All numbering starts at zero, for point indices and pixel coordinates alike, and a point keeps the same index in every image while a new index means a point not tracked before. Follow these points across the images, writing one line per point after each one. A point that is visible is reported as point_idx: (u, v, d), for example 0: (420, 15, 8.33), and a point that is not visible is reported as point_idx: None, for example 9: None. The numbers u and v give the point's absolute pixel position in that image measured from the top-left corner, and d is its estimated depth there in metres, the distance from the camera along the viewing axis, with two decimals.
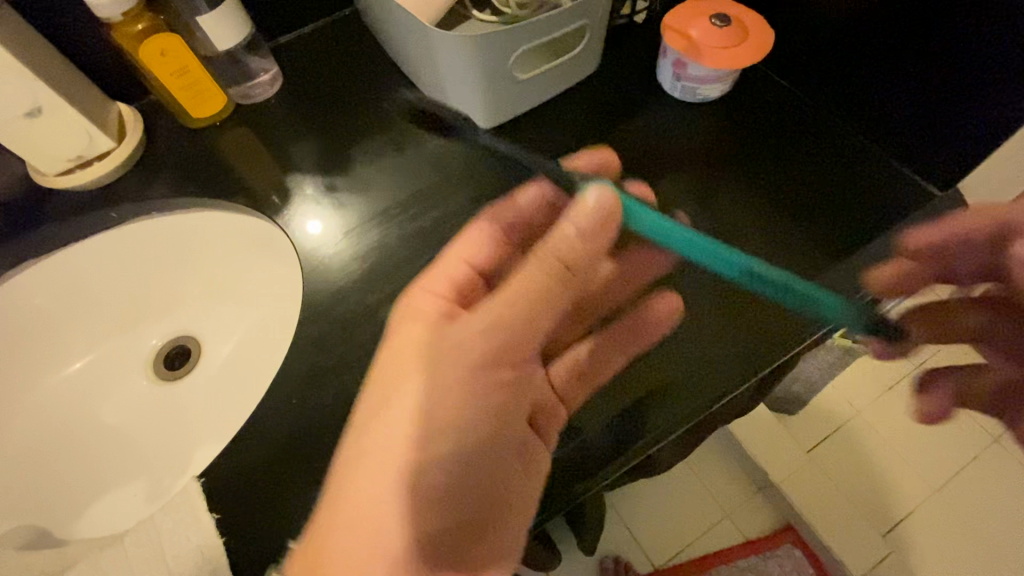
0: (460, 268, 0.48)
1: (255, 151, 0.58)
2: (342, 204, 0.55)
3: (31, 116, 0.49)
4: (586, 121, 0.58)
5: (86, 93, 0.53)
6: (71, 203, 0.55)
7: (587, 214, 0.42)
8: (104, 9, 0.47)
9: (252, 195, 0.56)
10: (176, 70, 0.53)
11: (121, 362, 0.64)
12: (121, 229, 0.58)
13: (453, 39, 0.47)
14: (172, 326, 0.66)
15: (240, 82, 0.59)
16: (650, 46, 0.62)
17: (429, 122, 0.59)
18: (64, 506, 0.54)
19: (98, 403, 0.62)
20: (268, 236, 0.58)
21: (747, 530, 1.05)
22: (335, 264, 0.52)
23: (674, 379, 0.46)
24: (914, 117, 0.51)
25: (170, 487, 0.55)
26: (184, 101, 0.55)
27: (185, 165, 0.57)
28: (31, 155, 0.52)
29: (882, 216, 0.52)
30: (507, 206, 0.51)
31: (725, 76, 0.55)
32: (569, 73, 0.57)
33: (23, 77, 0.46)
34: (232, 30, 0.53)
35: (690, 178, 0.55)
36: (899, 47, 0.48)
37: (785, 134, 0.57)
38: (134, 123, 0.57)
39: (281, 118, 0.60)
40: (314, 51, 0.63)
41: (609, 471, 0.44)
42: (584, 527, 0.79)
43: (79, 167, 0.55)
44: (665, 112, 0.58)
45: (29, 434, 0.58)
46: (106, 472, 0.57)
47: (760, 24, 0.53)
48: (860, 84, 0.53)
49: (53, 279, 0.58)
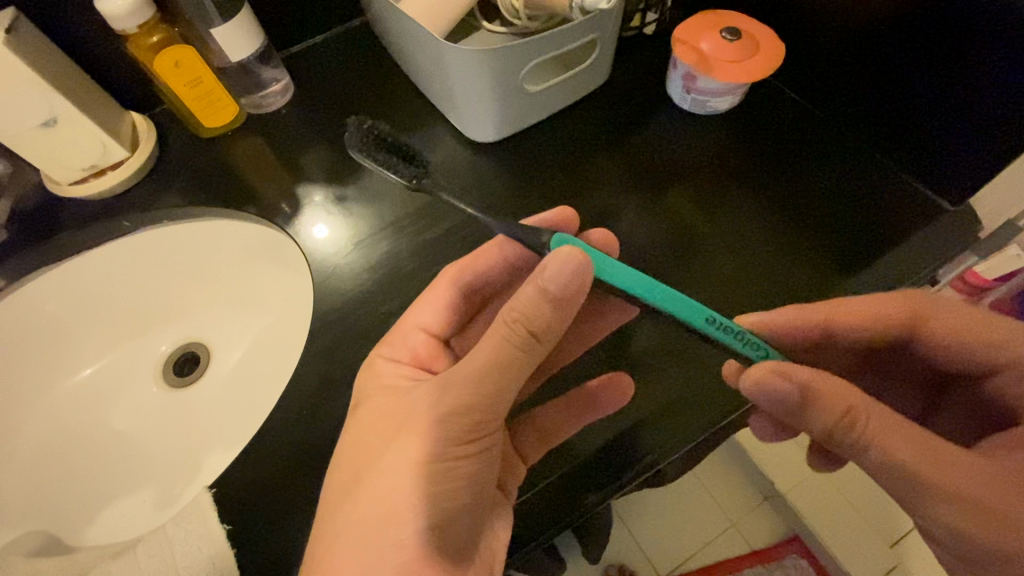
0: (413, 335, 0.48)
1: (266, 160, 0.58)
2: (352, 214, 0.55)
3: (47, 127, 0.49)
4: (596, 133, 0.58)
5: (100, 104, 0.53)
6: (84, 212, 0.56)
7: (558, 279, 0.36)
8: (119, 21, 0.48)
9: (262, 205, 0.56)
10: (190, 80, 0.53)
11: (132, 368, 0.64)
12: (133, 237, 0.58)
13: (464, 53, 0.47)
14: (182, 333, 0.66)
15: (252, 92, 0.59)
16: (660, 58, 0.62)
17: (439, 132, 0.60)
18: (73, 512, 0.55)
19: (108, 410, 0.62)
20: (278, 245, 0.58)
21: (752, 540, 1.05)
22: (345, 274, 0.52)
23: (681, 392, 0.46)
24: (923, 132, 0.51)
25: (179, 494, 0.55)
26: (196, 111, 0.56)
27: (196, 174, 0.58)
28: (46, 165, 0.53)
29: (893, 230, 0.52)
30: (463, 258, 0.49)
31: (736, 89, 0.55)
32: (579, 85, 0.57)
33: (39, 88, 0.47)
34: (245, 41, 0.53)
35: (700, 189, 0.55)
36: (910, 60, 0.48)
37: (794, 146, 0.57)
38: (148, 133, 0.58)
39: (292, 127, 0.60)
40: (325, 62, 0.64)
41: (629, 475, 0.44)
42: (590, 537, 0.79)
43: (94, 176, 0.55)
44: (675, 124, 0.58)
45: (39, 439, 0.59)
46: (115, 479, 0.57)
47: (772, 37, 0.53)
48: (870, 97, 0.53)
49: (66, 287, 0.58)
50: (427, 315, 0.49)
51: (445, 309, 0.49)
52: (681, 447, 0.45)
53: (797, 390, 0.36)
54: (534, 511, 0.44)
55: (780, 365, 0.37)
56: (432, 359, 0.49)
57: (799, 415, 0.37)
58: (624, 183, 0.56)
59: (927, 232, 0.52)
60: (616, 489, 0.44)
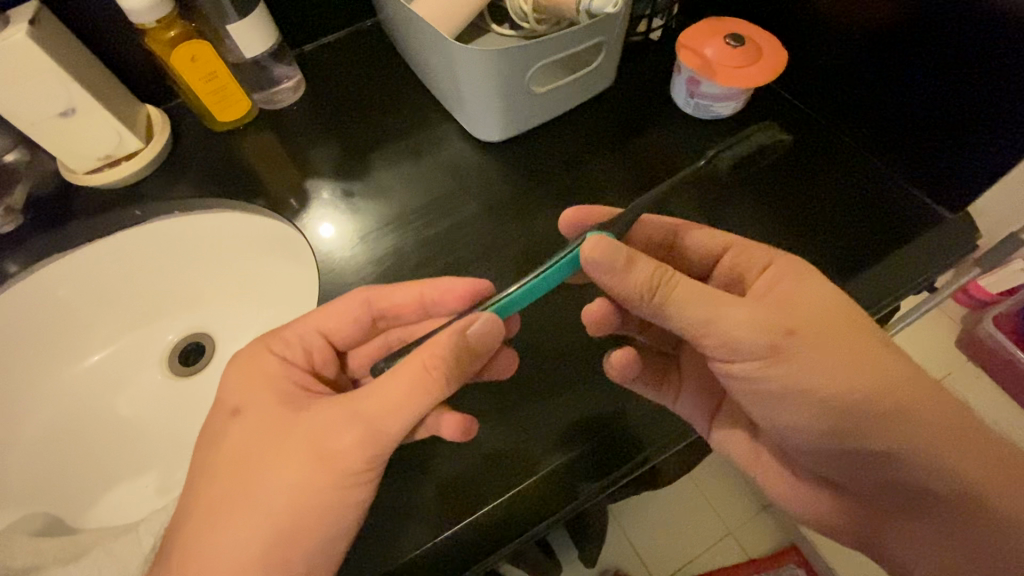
0: (312, 339, 0.47)
1: (277, 155, 0.60)
2: (359, 209, 0.56)
3: (65, 116, 0.51)
4: (602, 134, 0.59)
5: (118, 96, 0.55)
6: (98, 201, 0.57)
7: (481, 334, 0.37)
8: (138, 15, 0.49)
9: (271, 198, 0.57)
10: (205, 75, 0.55)
11: (139, 357, 0.65)
12: (145, 226, 0.59)
13: (472, 53, 0.48)
14: (188, 323, 0.67)
15: (264, 87, 0.61)
16: (665, 63, 0.63)
17: (447, 131, 0.61)
18: (78, 495, 0.56)
19: (113, 395, 0.63)
20: (288, 237, 0.59)
21: (751, 549, 1.03)
22: (352, 267, 0.53)
23: (658, 403, 0.47)
24: (924, 140, 0.51)
25: (182, 480, 0.57)
26: (210, 105, 0.57)
27: (208, 167, 0.59)
28: (63, 153, 0.54)
29: (894, 236, 0.52)
30: (383, 287, 0.47)
31: (739, 94, 0.56)
32: (585, 86, 0.58)
33: (59, 78, 0.48)
34: (261, 37, 0.55)
35: (702, 192, 0.56)
36: (912, 70, 0.49)
37: (795, 150, 0.58)
38: (163, 125, 0.59)
39: (303, 123, 0.61)
40: (337, 60, 0.65)
41: (626, 467, 0.44)
42: (585, 536, 0.79)
43: (109, 165, 0.57)
44: (679, 129, 0.59)
45: (46, 423, 0.60)
46: (119, 465, 0.58)
47: (775, 45, 0.54)
48: (872, 104, 0.54)
49: (78, 274, 0.60)
50: (329, 327, 0.47)
51: (348, 326, 0.47)
52: (673, 441, 0.46)
53: (624, 254, 0.37)
54: (486, 526, 0.42)
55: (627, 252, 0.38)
56: (320, 366, 0.47)
57: (619, 278, 0.38)
58: (628, 185, 0.56)
59: (929, 238, 0.52)
60: (609, 482, 0.44)
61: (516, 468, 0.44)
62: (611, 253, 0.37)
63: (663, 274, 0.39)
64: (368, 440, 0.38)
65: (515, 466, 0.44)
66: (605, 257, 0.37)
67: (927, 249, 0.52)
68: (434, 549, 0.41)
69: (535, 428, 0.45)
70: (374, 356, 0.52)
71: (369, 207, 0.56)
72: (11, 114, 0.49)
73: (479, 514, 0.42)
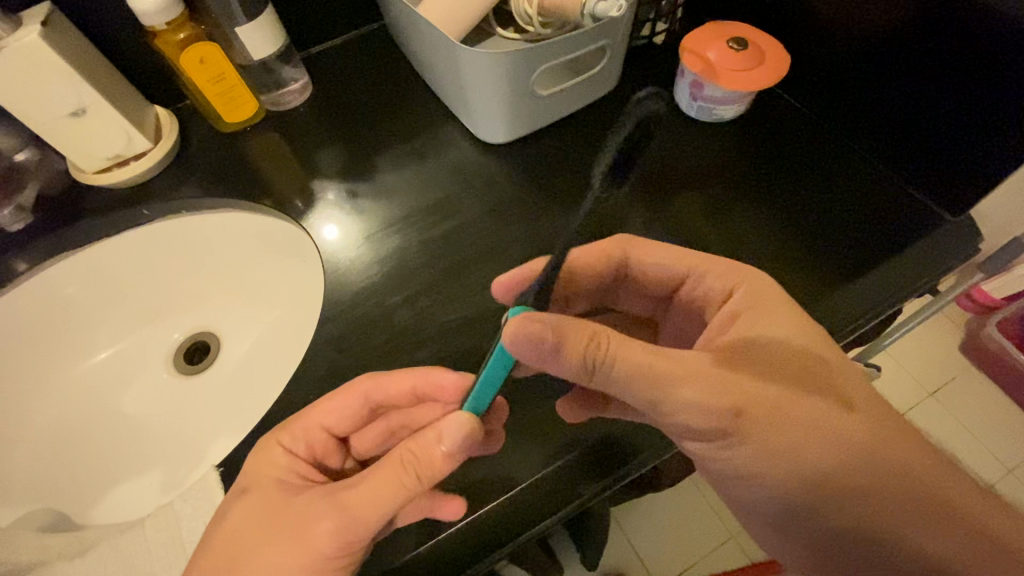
0: (316, 435, 0.45)
1: (283, 156, 0.60)
2: (364, 210, 0.57)
3: (75, 117, 0.51)
4: (606, 136, 0.60)
5: (128, 97, 0.56)
6: (106, 200, 0.58)
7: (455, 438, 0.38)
8: (148, 17, 0.50)
9: (278, 198, 0.58)
10: (213, 77, 0.55)
11: (145, 355, 0.66)
12: (152, 225, 0.60)
13: (477, 55, 0.49)
14: (194, 322, 0.68)
15: (271, 89, 0.62)
16: (669, 67, 0.64)
17: (451, 133, 0.61)
18: (83, 492, 0.56)
19: (119, 392, 0.64)
20: (293, 238, 0.60)
21: (753, 553, 1.02)
22: (356, 266, 0.54)
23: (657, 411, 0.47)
24: (926, 145, 0.52)
25: (186, 477, 0.57)
26: (218, 107, 0.58)
27: (215, 168, 0.60)
28: (73, 153, 0.55)
29: (895, 240, 0.52)
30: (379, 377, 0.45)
31: (741, 97, 0.56)
32: (588, 89, 0.59)
33: (70, 79, 0.49)
34: (268, 39, 0.55)
35: (704, 194, 0.56)
36: (914, 75, 0.49)
37: (798, 153, 0.58)
38: (171, 126, 0.60)
39: (309, 125, 0.62)
40: (344, 60, 0.66)
41: (624, 470, 0.45)
42: (585, 538, 0.79)
43: (117, 165, 0.57)
44: (682, 132, 0.60)
45: (52, 420, 0.61)
46: (122, 462, 0.58)
47: (778, 49, 0.54)
48: (875, 108, 0.54)
49: (86, 272, 0.60)
50: (332, 421, 0.45)
51: (348, 421, 0.45)
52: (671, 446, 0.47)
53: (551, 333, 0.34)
54: (489, 527, 0.42)
55: (558, 324, 0.35)
56: (322, 456, 0.46)
57: (553, 361, 0.36)
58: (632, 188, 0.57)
59: (930, 242, 0.52)
60: (604, 487, 0.44)
61: (517, 470, 0.44)
62: (537, 334, 0.34)
63: (598, 350, 0.36)
64: (349, 527, 0.37)
65: (516, 469, 0.44)
66: (528, 344, 0.34)
67: (928, 253, 0.52)
68: (434, 548, 0.42)
69: (534, 427, 0.45)
70: (375, 441, 0.51)
71: (374, 208, 0.57)
72: (22, 114, 0.50)
73: (478, 515, 0.42)
